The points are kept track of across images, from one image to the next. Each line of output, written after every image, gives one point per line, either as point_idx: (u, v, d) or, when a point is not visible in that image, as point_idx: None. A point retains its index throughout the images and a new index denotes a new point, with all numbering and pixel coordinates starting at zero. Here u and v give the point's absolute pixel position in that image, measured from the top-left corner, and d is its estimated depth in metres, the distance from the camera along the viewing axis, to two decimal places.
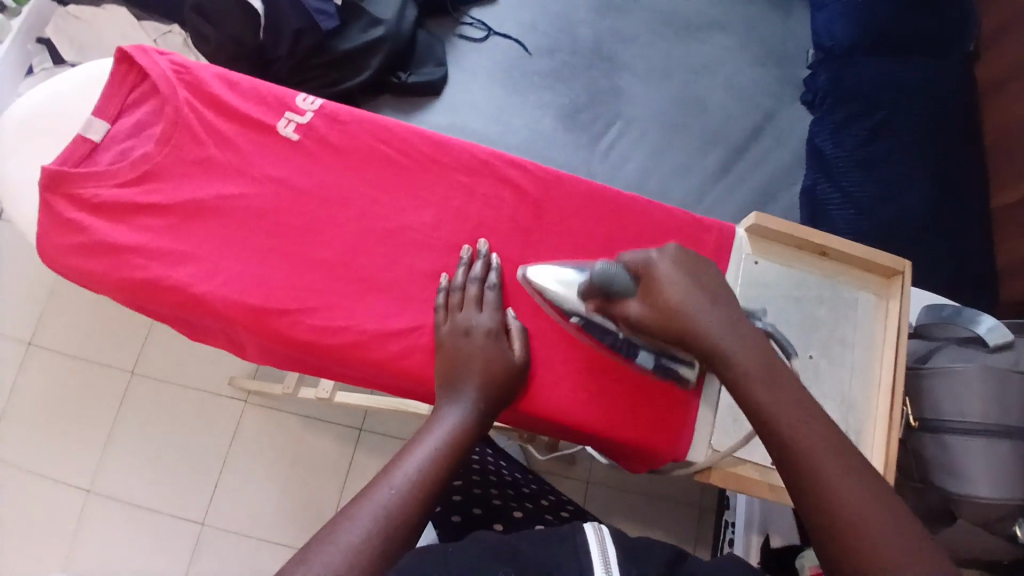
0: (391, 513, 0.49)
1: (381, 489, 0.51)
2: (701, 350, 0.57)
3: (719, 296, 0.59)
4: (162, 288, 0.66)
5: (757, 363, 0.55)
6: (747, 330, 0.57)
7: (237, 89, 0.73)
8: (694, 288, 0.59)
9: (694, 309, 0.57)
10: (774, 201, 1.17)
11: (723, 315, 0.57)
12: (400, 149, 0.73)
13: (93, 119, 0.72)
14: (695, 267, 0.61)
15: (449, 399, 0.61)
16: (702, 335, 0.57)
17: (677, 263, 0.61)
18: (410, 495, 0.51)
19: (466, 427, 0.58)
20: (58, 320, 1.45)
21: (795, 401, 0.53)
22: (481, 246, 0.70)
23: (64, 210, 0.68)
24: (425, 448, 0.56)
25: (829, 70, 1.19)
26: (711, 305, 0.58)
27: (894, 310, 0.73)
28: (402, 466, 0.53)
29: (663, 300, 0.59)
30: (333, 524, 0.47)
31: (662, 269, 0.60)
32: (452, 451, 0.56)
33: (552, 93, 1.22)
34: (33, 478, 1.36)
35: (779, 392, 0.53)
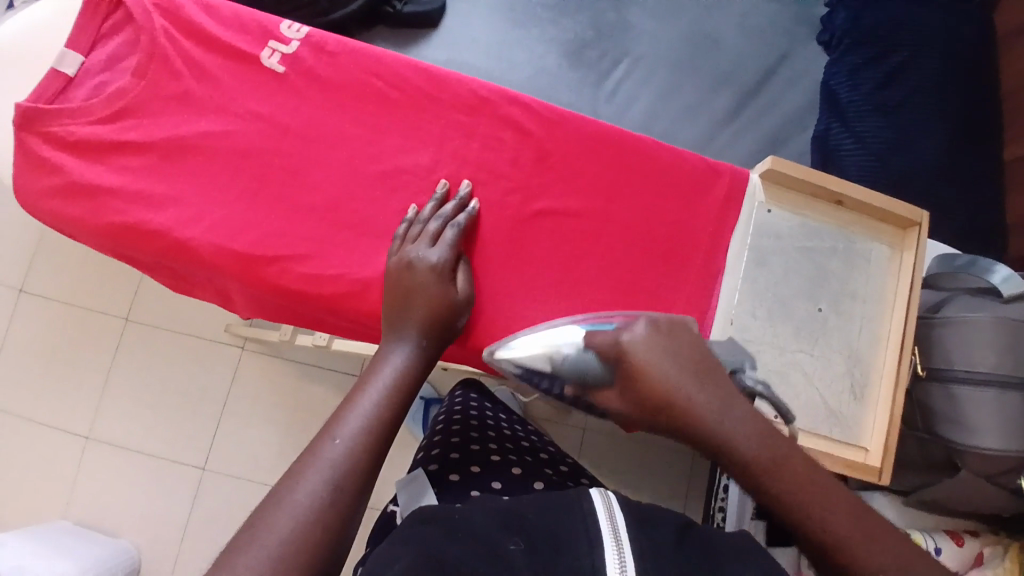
0: (342, 467, 0.46)
1: (327, 443, 0.48)
2: (690, 437, 0.48)
3: (709, 373, 0.50)
4: (144, 233, 0.62)
5: (758, 443, 0.45)
6: (739, 404, 0.48)
7: (218, 17, 0.68)
8: (681, 366, 0.50)
9: (683, 392, 0.49)
10: (784, 147, 1.13)
11: (715, 393, 0.49)
12: (393, 84, 0.68)
13: (67, 50, 0.67)
14: (679, 341, 0.53)
15: (394, 341, 0.58)
16: (691, 417, 0.48)
17: (658, 339, 0.53)
18: (361, 445, 0.48)
19: (411, 369, 0.56)
20: (49, 264, 1.42)
21: (802, 475, 0.44)
22: (461, 187, 0.67)
23: (38, 149, 0.64)
24: (370, 394, 0.52)
25: (848, 7, 1.12)
26: (698, 380, 0.50)
27: (908, 260, 0.71)
28: (349, 418, 0.50)
29: (645, 383, 0.51)
30: (281, 487, 0.44)
31: (641, 346, 0.53)
32: (400, 393, 0.54)
33: (555, 28, 1.16)
34: (32, 422, 1.36)
35: (778, 460, 0.45)
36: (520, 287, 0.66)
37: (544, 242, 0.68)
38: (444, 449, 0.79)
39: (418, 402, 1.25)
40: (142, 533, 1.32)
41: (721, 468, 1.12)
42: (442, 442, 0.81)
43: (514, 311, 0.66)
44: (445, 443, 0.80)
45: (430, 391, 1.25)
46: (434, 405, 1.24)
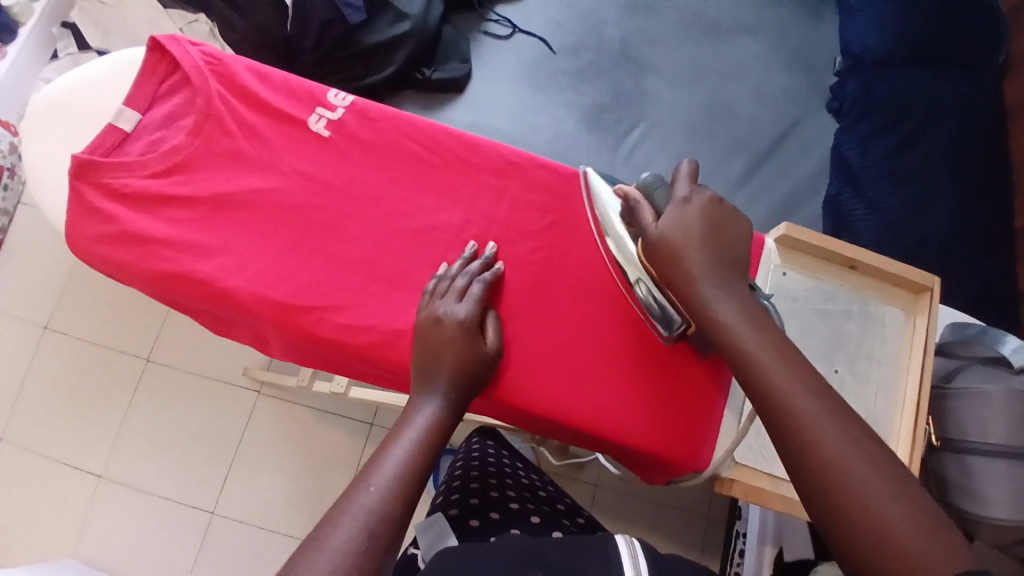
0: (376, 511, 0.49)
1: (362, 489, 0.51)
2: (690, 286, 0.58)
3: (729, 259, 0.60)
4: (189, 281, 0.66)
5: (742, 321, 0.56)
6: (737, 288, 0.58)
7: (270, 83, 0.73)
8: (705, 240, 0.59)
9: (693, 256, 0.59)
10: (798, 210, 1.16)
11: (720, 273, 0.59)
12: (429, 148, 0.73)
13: (125, 107, 0.72)
14: (720, 220, 0.61)
15: (423, 394, 0.60)
16: (689, 281, 0.58)
17: (706, 209, 0.61)
18: (394, 491, 0.52)
19: (441, 421, 0.59)
20: (75, 303, 1.46)
21: (773, 348, 0.54)
22: (487, 248, 0.70)
23: (93, 199, 0.69)
24: (402, 443, 0.56)
25: (857, 78, 1.17)
26: (714, 255, 0.59)
27: (922, 327, 0.73)
28: (383, 465, 0.54)
29: (678, 236, 0.59)
30: (319, 531, 0.47)
31: (691, 210, 0.61)
32: (430, 442, 0.57)
33: (575, 94, 1.23)
34: (47, 459, 1.37)
35: (755, 332, 0.55)
36: (542, 342, 0.68)
37: (569, 299, 0.70)
38: (464, 493, 0.81)
39: None
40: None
41: (737, 533, 1.11)
42: (460, 486, 0.83)
43: (537, 369, 0.67)
44: (464, 488, 0.82)
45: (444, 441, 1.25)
46: (446, 455, 1.24)
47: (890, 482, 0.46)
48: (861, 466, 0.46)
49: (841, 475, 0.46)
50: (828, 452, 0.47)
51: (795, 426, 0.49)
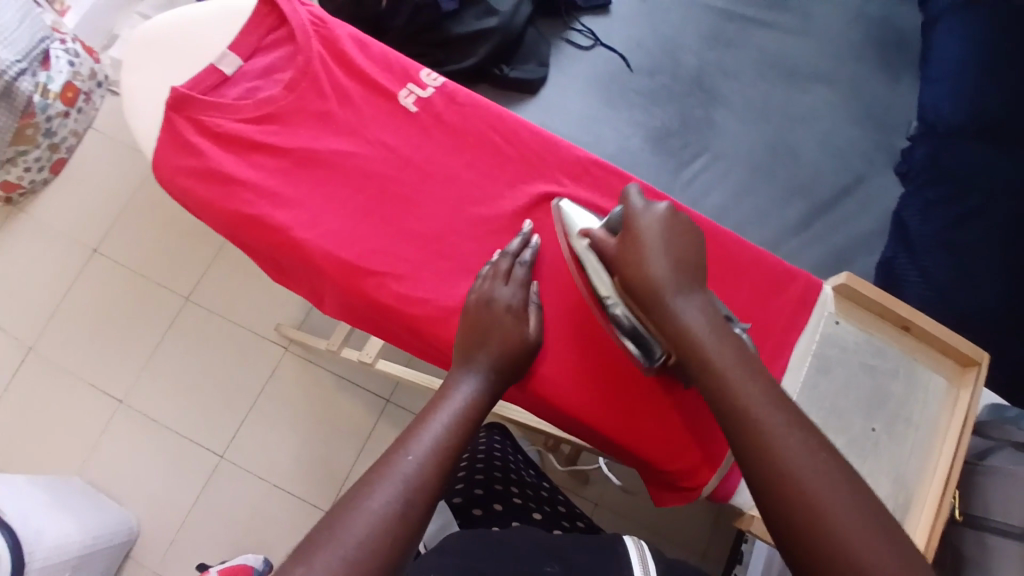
0: (414, 481, 0.50)
1: (401, 457, 0.51)
2: (654, 302, 0.58)
3: (692, 269, 0.60)
4: (265, 227, 0.69)
5: (708, 333, 0.55)
6: (700, 298, 0.58)
7: (368, 53, 0.77)
8: (669, 255, 0.60)
9: (663, 274, 0.59)
10: (848, 265, 1.15)
11: (685, 286, 0.59)
12: (508, 140, 0.75)
13: (229, 52, 0.75)
14: (681, 234, 0.62)
15: (463, 370, 0.61)
16: (655, 290, 0.58)
17: (667, 224, 0.62)
18: (432, 462, 0.52)
19: (481, 399, 0.59)
20: (127, 232, 1.51)
21: (733, 353, 0.54)
22: (525, 228, 0.71)
23: (185, 133, 0.72)
24: (442, 414, 0.56)
25: (927, 145, 1.15)
26: (675, 265, 0.60)
27: (964, 400, 0.72)
28: (422, 436, 0.54)
29: (638, 248, 0.61)
30: (357, 494, 0.48)
31: (649, 223, 0.62)
32: (469, 419, 0.57)
33: (645, 114, 1.25)
34: (74, 378, 1.42)
35: (724, 351, 0.54)
36: (588, 348, 0.69)
37: None
38: (469, 483, 0.84)
39: None
40: (149, 507, 1.35)
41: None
42: (467, 477, 0.86)
43: (576, 367, 0.69)
44: (470, 478, 0.85)
45: None
46: None
47: (856, 509, 0.45)
48: (798, 447, 0.47)
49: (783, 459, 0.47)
50: (774, 432, 0.48)
51: (749, 425, 0.50)
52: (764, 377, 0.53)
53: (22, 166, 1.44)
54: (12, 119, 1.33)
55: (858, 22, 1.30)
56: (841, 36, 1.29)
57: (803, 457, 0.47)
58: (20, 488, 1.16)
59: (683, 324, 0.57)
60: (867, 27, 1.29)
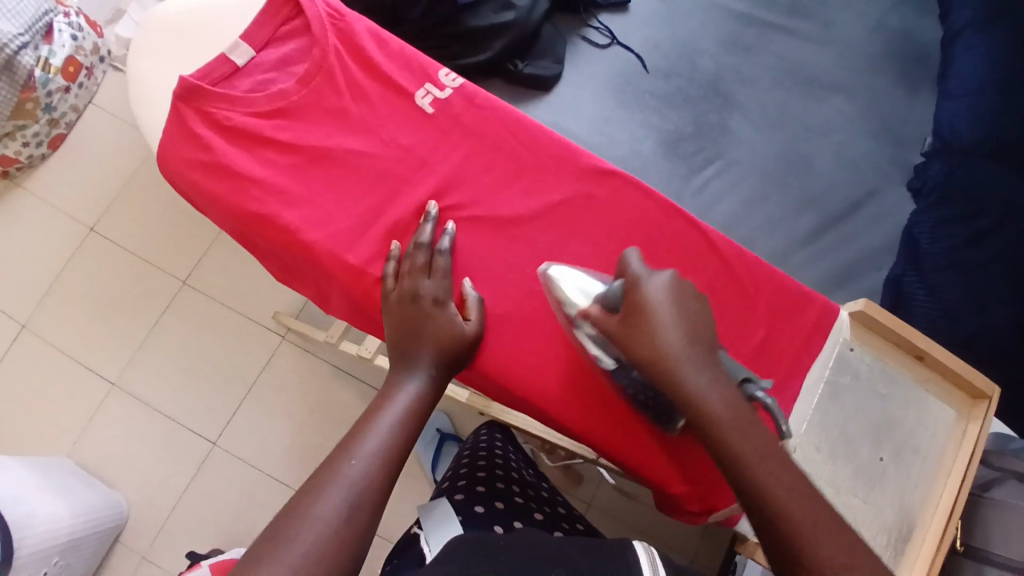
0: (360, 485, 0.52)
1: (344, 462, 0.53)
2: (671, 383, 0.54)
3: (703, 341, 0.56)
4: (273, 226, 0.68)
5: (730, 416, 0.52)
6: (716, 372, 0.55)
7: (386, 50, 0.75)
8: (679, 327, 0.56)
9: (675, 349, 0.55)
10: (858, 280, 1.14)
11: (700, 359, 0.55)
12: (526, 146, 0.73)
13: (242, 42, 0.72)
14: (686, 300, 0.58)
15: (405, 372, 0.62)
16: (673, 372, 0.54)
17: (671, 293, 0.58)
18: (376, 464, 0.54)
19: (423, 399, 0.61)
20: (126, 212, 1.48)
21: (762, 441, 0.50)
22: (430, 208, 0.69)
23: (193, 124, 0.70)
24: (386, 417, 0.58)
25: (942, 160, 1.12)
26: (688, 341, 0.55)
27: (972, 433, 0.72)
28: (365, 439, 0.56)
29: (646, 323, 0.56)
30: (303, 500, 0.50)
31: (653, 292, 0.57)
32: (411, 417, 0.59)
33: (659, 117, 1.23)
34: (67, 358, 1.40)
35: (750, 435, 0.51)
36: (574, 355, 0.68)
37: None
38: (470, 480, 0.81)
39: (433, 434, 1.24)
40: (139, 491, 1.34)
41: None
42: (467, 474, 0.83)
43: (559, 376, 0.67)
44: (472, 475, 0.82)
45: (448, 424, 1.25)
46: (449, 441, 1.23)
47: None
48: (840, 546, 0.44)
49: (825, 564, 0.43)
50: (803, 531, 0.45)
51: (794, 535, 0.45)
52: (798, 471, 0.49)
53: (19, 141, 1.41)
54: (12, 92, 1.30)
55: (879, 33, 1.27)
56: (861, 46, 1.27)
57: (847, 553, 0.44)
58: (12, 471, 1.14)
59: (703, 405, 0.53)
60: (887, 38, 1.27)
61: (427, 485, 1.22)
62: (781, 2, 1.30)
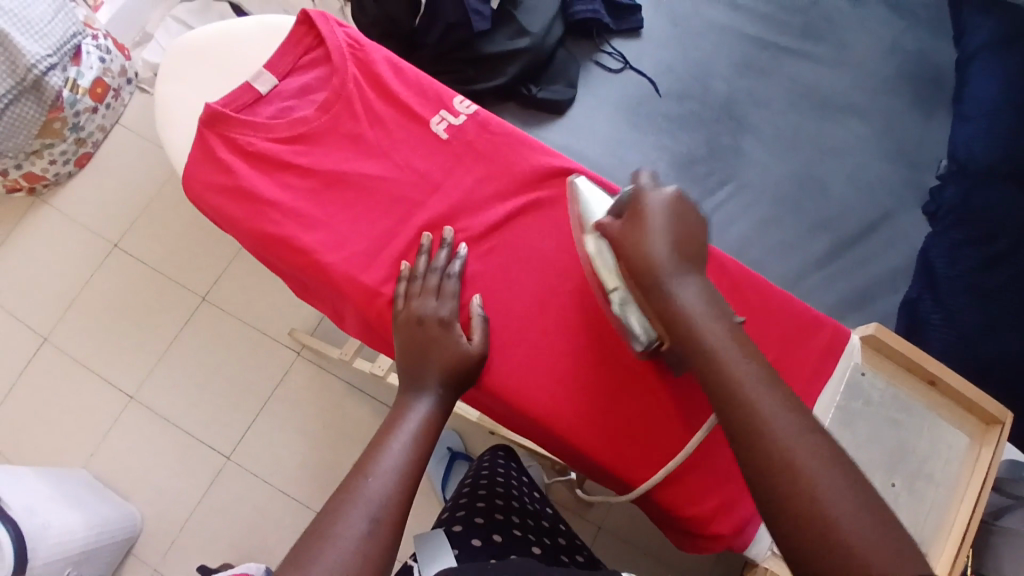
0: (378, 502, 0.54)
1: (361, 481, 0.55)
2: (652, 286, 0.56)
3: (693, 252, 0.59)
4: (291, 247, 0.70)
5: (702, 318, 0.54)
6: (698, 281, 0.57)
7: (403, 78, 0.77)
8: (669, 237, 0.58)
9: (662, 256, 0.57)
10: (871, 304, 1.14)
11: (682, 268, 0.57)
12: (539, 170, 0.75)
13: (265, 70, 0.75)
14: (685, 214, 0.60)
15: (415, 393, 0.63)
16: (656, 277, 0.56)
17: (673, 207, 0.60)
18: (392, 482, 0.56)
19: (431, 421, 0.62)
20: (148, 229, 1.52)
21: (735, 346, 0.53)
22: (444, 234, 0.70)
23: (217, 149, 0.73)
24: (399, 439, 0.60)
25: (958, 185, 1.13)
26: (678, 250, 0.57)
27: (985, 459, 0.72)
28: (381, 459, 0.58)
29: (640, 228, 0.58)
30: (325, 520, 0.52)
31: (652, 204, 0.60)
32: (424, 438, 0.61)
33: (672, 140, 1.24)
34: (87, 371, 1.43)
35: (722, 335, 0.53)
36: (583, 377, 0.69)
37: None
38: (470, 510, 0.81)
39: (444, 451, 1.24)
40: (154, 504, 1.35)
41: None
42: (467, 503, 0.82)
43: (568, 400, 0.68)
44: (471, 506, 0.82)
45: (459, 443, 1.26)
46: (460, 459, 1.24)
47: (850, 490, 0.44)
48: (794, 436, 0.47)
49: (774, 444, 0.47)
50: (766, 415, 0.48)
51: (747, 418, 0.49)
52: (767, 366, 0.52)
53: (47, 159, 1.46)
54: (40, 112, 1.34)
55: (893, 57, 1.28)
56: (875, 70, 1.27)
57: (798, 442, 0.47)
58: (28, 482, 1.16)
59: (676, 306, 0.55)
60: (901, 63, 1.27)
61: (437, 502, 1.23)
62: (794, 27, 1.31)
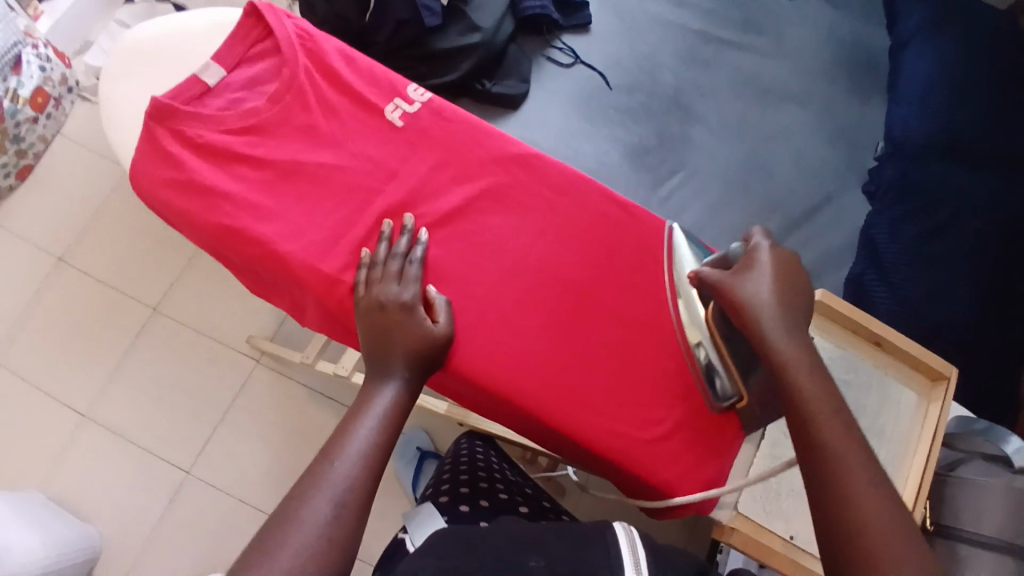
0: (345, 487, 0.53)
1: (327, 466, 0.54)
2: (756, 338, 0.58)
3: (799, 312, 0.59)
4: (245, 239, 0.69)
5: (804, 372, 0.55)
6: (803, 341, 0.58)
7: (355, 69, 0.77)
8: (779, 293, 0.59)
9: (769, 308, 0.58)
10: (820, 280, 1.18)
11: (789, 323, 0.58)
12: (495, 156, 0.75)
13: (212, 63, 0.74)
14: (795, 273, 0.61)
15: (381, 376, 0.63)
16: (760, 330, 0.57)
17: (782, 265, 0.61)
18: (358, 466, 0.55)
19: (399, 403, 0.62)
20: (95, 241, 1.47)
21: (832, 408, 0.54)
22: (404, 221, 0.70)
23: (165, 142, 0.71)
24: (366, 423, 0.59)
25: (896, 165, 1.18)
26: (787, 307, 0.58)
27: (934, 412, 0.75)
28: (348, 443, 0.57)
29: (748, 280, 0.59)
30: (290, 506, 0.51)
31: (764, 257, 0.61)
32: (393, 421, 0.60)
33: (624, 131, 1.27)
34: (35, 390, 1.37)
35: (821, 392, 0.55)
36: (548, 353, 0.69)
37: (601, 321, 0.72)
38: (454, 483, 0.81)
39: (413, 451, 1.23)
40: (112, 525, 1.30)
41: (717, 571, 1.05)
42: (450, 479, 0.83)
43: (534, 376, 0.68)
44: (455, 479, 0.82)
45: (428, 442, 1.25)
46: (429, 458, 1.22)
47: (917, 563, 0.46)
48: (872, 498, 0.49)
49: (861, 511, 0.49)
50: (850, 478, 0.50)
51: (835, 480, 0.50)
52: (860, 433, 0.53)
53: None
54: None
55: (829, 47, 1.33)
56: (814, 59, 1.32)
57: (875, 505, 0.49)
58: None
59: (778, 356, 0.57)
60: (837, 52, 1.33)
61: (408, 502, 1.21)
62: (735, 20, 1.36)
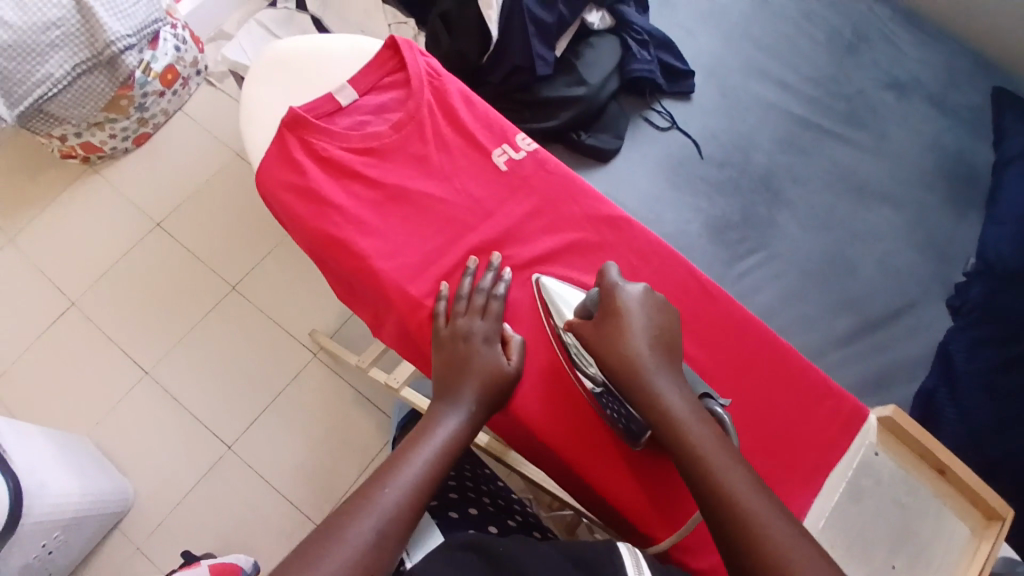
0: (390, 513, 0.56)
1: (378, 490, 0.57)
2: (633, 382, 0.62)
3: (668, 348, 0.65)
4: (347, 250, 0.74)
5: (680, 406, 0.60)
6: (678, 377, 0.63)
7: (473, 110, 0.82)
8: (648, 334, 0.64)
9: (642, 350, 0.63)
10: (889, 388, 1.15)
11: (661, 363, 0.63)
12: (586, 213, 0.79)
13: (348, 86, 0.81)
14: (659, 312, 0.66)
15: (448, 407, 0.66)
16: (639, 376, 0.62)
17: (646, 306, 0.66)
18: (408, 496, 0.58)
19: (461, 435, 0.64)
20: (192, 215, 1.57)
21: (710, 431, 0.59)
22: (493, 258, 0.74)
23: (293, 150, 0.78)
24: (424, 452, 0.62)
25: (983, 285, 1.16)
26: (655, 346, 0.64)
27: (982, 549, 0.74)
28: (402, 471, 0.60)
29: (615, 327, 0.64)
30: (336, 522, 0.54)
31: (631, 301, 0.66)
32: (450, 454, 0.63)
33: (708, 203, 1.29)
34: (109, 342, 1.47)
35: (696, 419, 0.59)
36: None
37: None
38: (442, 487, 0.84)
39: None
40: (152, 484, 1.37)
41: None
42: None
43: (593, 432, 0.70)
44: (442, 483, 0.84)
45: None
46: None
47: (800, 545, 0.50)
48: (759, 506, 0.53)
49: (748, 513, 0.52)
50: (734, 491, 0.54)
51: (726, 500, 0.54)
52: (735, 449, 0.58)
53: (108, 132, 1.53)
54: (110, 87, 1.41)
55: (932, 153, 1.32)
56: (914, 163, 1.31)
57: (774, 521, 0.52)
58: (33, 442, 1.18)
59: (655, 394, 0.61)
60: (939, 159, 1.31)
61: None
62: (839, 112, 1.36)
